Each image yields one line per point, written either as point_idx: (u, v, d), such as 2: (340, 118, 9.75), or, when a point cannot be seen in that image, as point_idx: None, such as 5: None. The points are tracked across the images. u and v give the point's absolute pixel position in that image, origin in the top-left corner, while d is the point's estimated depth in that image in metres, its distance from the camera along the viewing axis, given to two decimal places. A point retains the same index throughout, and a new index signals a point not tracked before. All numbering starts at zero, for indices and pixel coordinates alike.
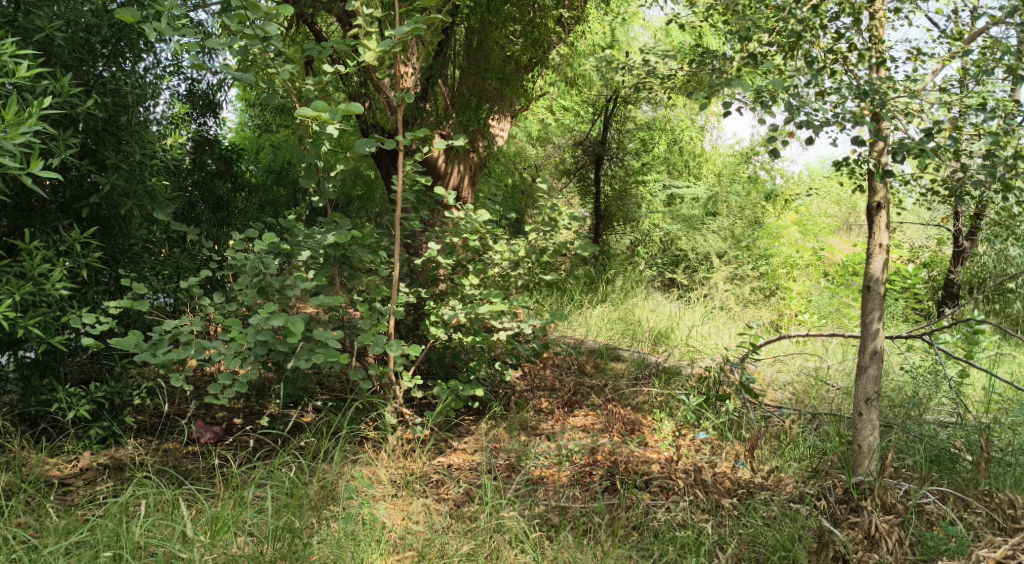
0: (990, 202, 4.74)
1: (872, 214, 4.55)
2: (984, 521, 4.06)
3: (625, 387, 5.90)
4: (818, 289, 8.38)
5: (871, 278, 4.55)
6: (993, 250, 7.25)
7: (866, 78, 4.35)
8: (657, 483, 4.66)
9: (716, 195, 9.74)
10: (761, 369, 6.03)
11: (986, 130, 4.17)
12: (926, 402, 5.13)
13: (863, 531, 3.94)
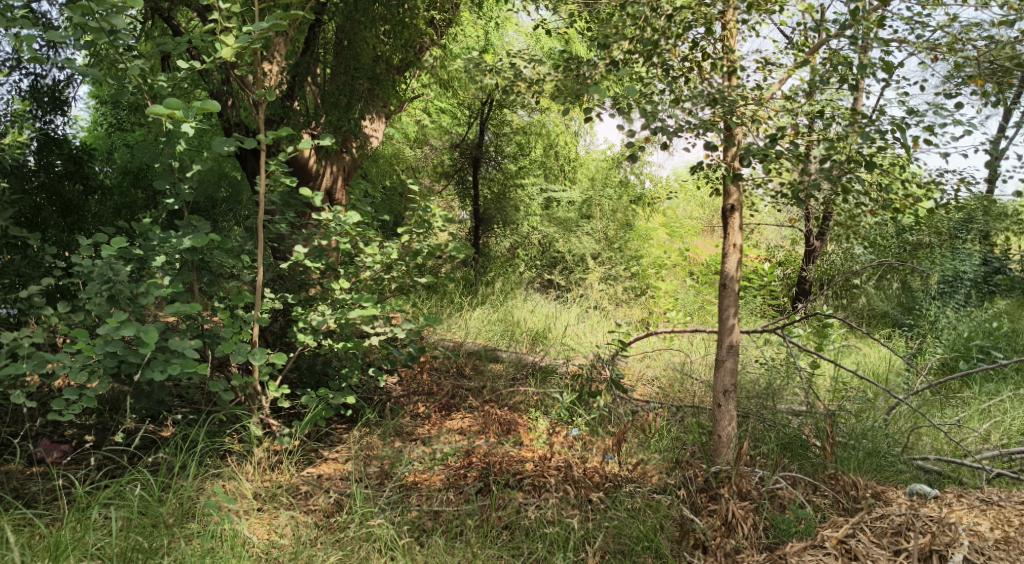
0: (833, 204, 5.04)
1: (727, 216, 4.79)
2: (830, 503, 4.34)
3: (503, 388, 5.85)
4: (684, 289, 8.57)
5: (726, 276, 4.78)
6: (841, 249, 7.73)
7: (718, 86, 4.56)
8: (530, 482, 4.64)
9: (590, 199, 9.79)
10: (630, 366, 6.24)
11: (825, 135, 4.45)
12: (779, 392, 5.43)
13: (721, 518, 4.12)
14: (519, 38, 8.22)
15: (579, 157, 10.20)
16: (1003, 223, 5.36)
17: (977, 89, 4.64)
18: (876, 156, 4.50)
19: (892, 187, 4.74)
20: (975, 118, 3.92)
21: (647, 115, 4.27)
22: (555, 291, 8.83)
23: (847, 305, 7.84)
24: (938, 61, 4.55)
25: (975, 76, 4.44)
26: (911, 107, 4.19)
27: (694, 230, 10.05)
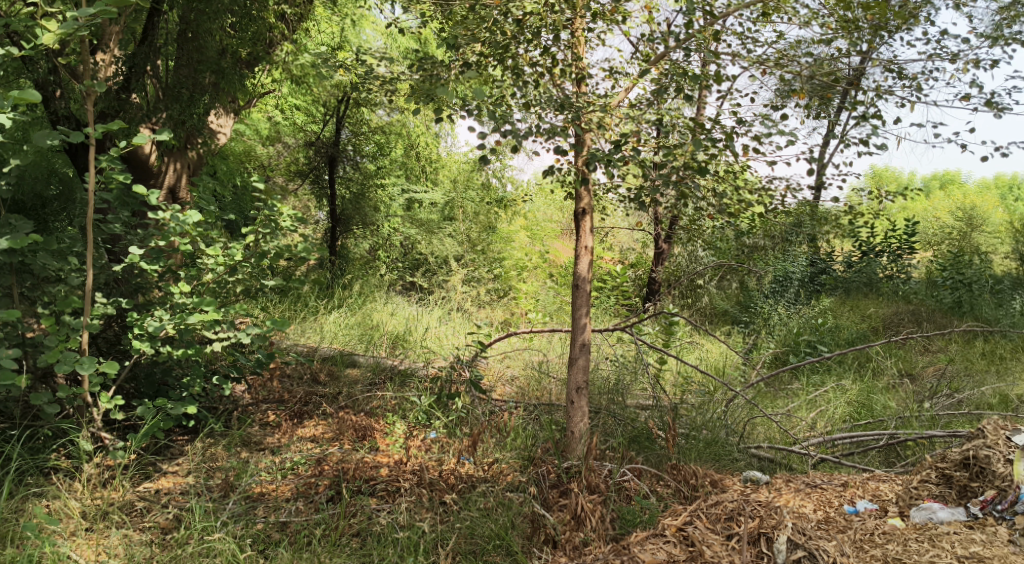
0: (676, 208, 5.27)
1: (579, 219, 4.93)
2: (672, 492, 4.55)
3: (359, 393, 5.61)
4: (545, 290, 8.92)
5: (579, 277, 4.90)
6: (685, 251, 7.75)
7: (566, 92, 4.65)
8: (383, 488, 4.54)
9: (453, 200, 9.48)
10: (491, 366, 6.25)
11: (664, 143, 4.65)
12: (628, 387, 5.63)
13: (570, 513, 4.22)
14: (377, 37, 8.09)
15: (441, 158, 9.78)
16: (826, 228, 5.78)
17: (802, 103, 4.99)
18: (711, 164, 4.75)
19: (726, 192, 5.01)
20: (796, 128, 4.22)
21: (498, 118, 4.30)
22: (417, 293, 8.76)
23: (689, 305, 7.67)
24: (767, 75, 4.86)
25: (800, 90, 4.77)
26: (741, 117, 4.46)
27: (553, 233, 10.28)
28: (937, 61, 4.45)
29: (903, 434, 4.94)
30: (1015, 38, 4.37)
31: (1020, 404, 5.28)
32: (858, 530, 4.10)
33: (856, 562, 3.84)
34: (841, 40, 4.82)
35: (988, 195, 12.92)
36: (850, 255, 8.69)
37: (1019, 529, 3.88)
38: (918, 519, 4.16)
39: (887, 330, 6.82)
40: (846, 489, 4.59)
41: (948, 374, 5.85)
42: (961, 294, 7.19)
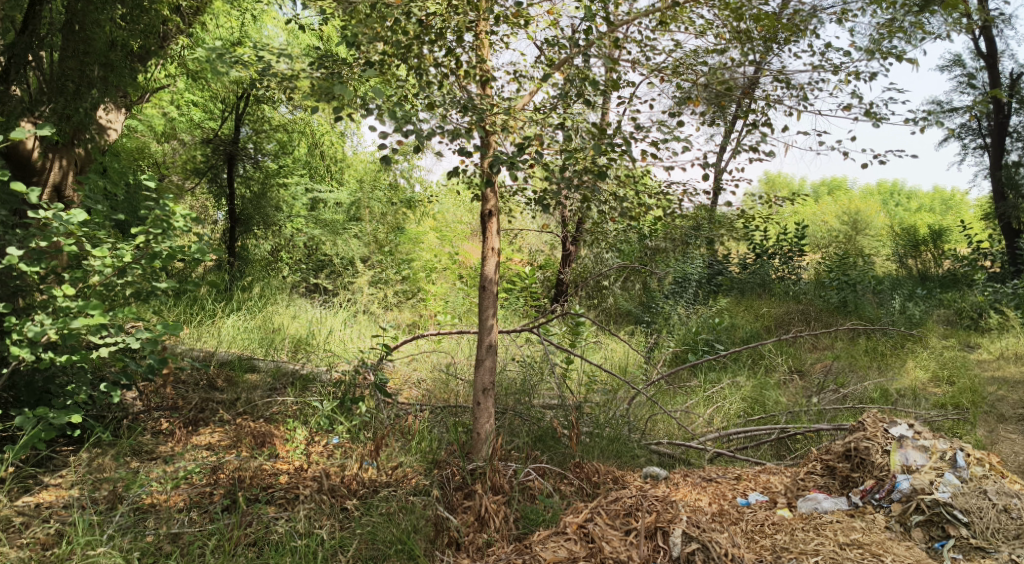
0: (579, 210, 5.34)
1: (486, 221, 4.84)
2: (575, 490, 4.62)
3: (259, 399, 5.45)
4: (454, 291, 8.87)
5: (486, 278, 4.82)
6: (592, 253, 7.64)
7: (470, 93, 4.57)
8: (282, 495, 4.42)
9: (359, 200, 9.26)
10: (398, 369, 6.10)
11: (564, 146, 4.69)
12: (534, 387, 5.64)
13: (474, 515, 4.20)
14: (280, 32, 7.92)
15: (347, 158, 9.67)
16: (723, 231, 5.97)
17: (698, 109, 5.16)
18: (612, 168, 4.83)
19: (627, 196, 5.12)
20: (690, 134, 4.35)
21: (399, 119, 4.23)
22: (321, 295, 8.57)
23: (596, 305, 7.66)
24: (665, 82, 5.00)
25: (695, 98, 4.93)
26: (639, 123, 4.58)
27: (463, 235, 10.00)
28: (822, 72, 4.69)
29: (794, 428, 5.17)
30: (891, 52, 4.65)
31: (897, 398, 5.61)
32: (749, 521, 4.26)
33: (748, 552, 3.99)
34: (734, 50, 5.01)
35: (871, 201, 13.64)
36: (745, 257, 9.01)
37: (895, 516, 4.12)
38: (804, 509, 4.36)
39: (779, 329, 7.14)
40: (740, 482, 4.77)
41: (833, 370, 6.16)
42: (846, 294, 7.56)
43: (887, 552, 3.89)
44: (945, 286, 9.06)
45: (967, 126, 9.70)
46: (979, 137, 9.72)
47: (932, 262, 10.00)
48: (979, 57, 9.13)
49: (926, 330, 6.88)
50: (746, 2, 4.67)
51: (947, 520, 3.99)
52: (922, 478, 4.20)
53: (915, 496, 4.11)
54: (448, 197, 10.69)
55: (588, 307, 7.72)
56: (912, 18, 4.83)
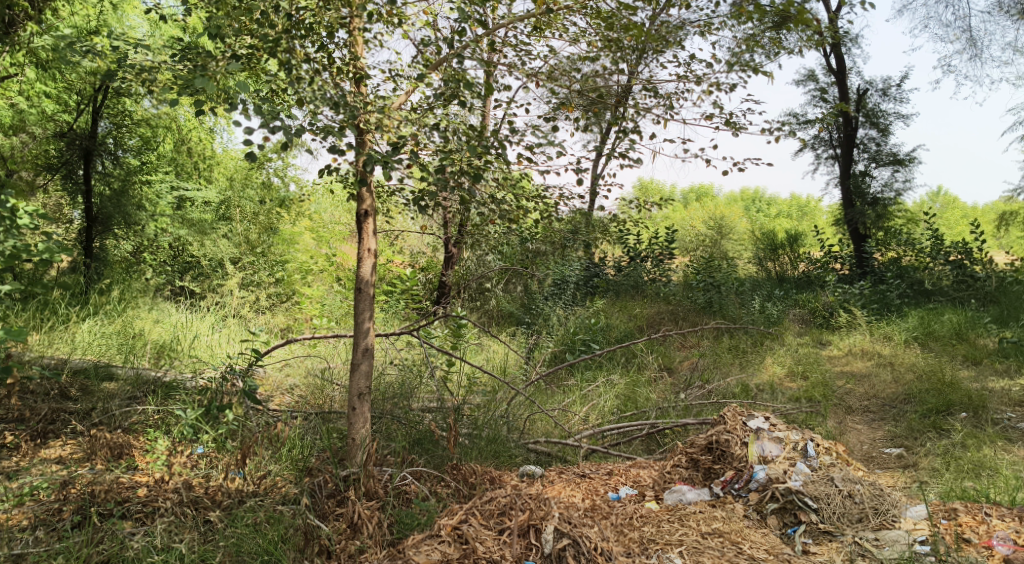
0: (457, 212, 5.28)
1: (361, 222, 4.62)
2: (451, 492, 4.51)
3: (116, 408, 5.14)
4: (331, 294, 8.70)
5: (361, 280, 4.60)
6: (473, 256, 7.27)
7: (342, 89, 4.43)
8: (139, 509, 4.19)
9: (229, 199, 8.84)
10: (269, 375, 5.86)
11: (441, 146, 4.56)
12: (413, 390, 5.42)
13: (347, 521, 4.09)
14: (143, 23, 7.56)
15: (217, 155, 9.24)
16: (598, 235, 6.10)
17: (572, 115, 5.25)
18: (488, 171, 4.79)
19: (506, 198, 5.10)
20: (562, 138, 4.41)
21: (264, 114, 4.05)
22: (188, 300, 8.23)
23: (477, 306, 7.67)
24: (539, 87, 5.03)
25: (570, 104, 5.00)
26: (513, 126, 4.60)
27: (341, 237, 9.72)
28: (686, 82, 4.90)
29: (662, 423, 5.38)
30: (749, 65, 4.93)
31: (757, 393, 5.92)
32: (619, 515, 4.35)
33: (616, 545, 4.05)
34: (606, 58, 5.12)
35: (735, 207, 14.35)
36: (621, 260, 9.27)
37: (752, 504, 4.34)
38: (669, 501, 4.53)
39: (651, 329, 7.40)
40: (611, 478, 4.90)
41: (699, 367, 6.45)
42: (711, 294, 7.89)
43: (746, 539, 4.09)
44: (800, 287, 9.70)
45: (821, 138, 10.37)
46: (831, 148, 10.42)
47: (789, 266, 10.53)
48: (832, 73, 9.78)
49: (782, 328, 7.33)
50: (616, 11, 4.78)
51: (798, 507, 4.24)
52: (777, 467, 4.46)
53: (771, 485, 4.36)
54: (324, 196, 10.44)
55: (469, 309, 7.71)
56: (769, 35, 5.12)
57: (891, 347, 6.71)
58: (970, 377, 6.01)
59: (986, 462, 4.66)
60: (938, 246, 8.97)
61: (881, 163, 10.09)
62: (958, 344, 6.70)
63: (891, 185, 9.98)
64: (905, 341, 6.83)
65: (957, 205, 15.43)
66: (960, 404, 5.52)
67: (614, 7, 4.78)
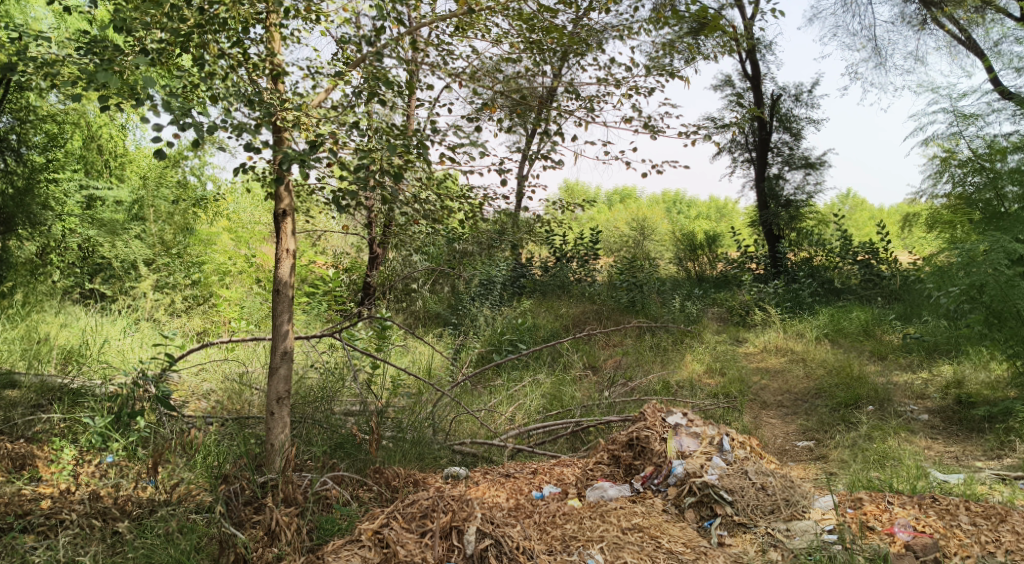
0: (380, 214, 5.22)
1: (279, 221, 4.52)
2: (373, 496, 4.44)
3: (19, 417, 4.90)
4: (250, 295, 8.53)
5: (280, 282, 4.50)
6: (400, 257, 7.04)
7: (258, 86, 4.31)
8: (42, 522, 4.02)
9: (142, 199, 8.45)
10: (184, 380, 5.66)
11: (360, 144, 4.41)
12: (335, 395, 5.31)
13: (264, 528, 3.97)
14: (48, 15, 7.19)
15: (129, 153, 8.74)
16: (524, 236, 6.12)
17: (496, 116, 5.22)
18: (410, 171, 4.67)
19: (430, 198, 5.01)
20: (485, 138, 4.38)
21: (175, 110, 3.89)
22: (98, 304, 8.02)
23: (402, 308, 7.62)
24: (463, 88, 4.91)
25: (492, 105, 4.99)
26: (436, 126, 4.54)
27: (261, 236, 9.37)
28: (606, 86, 4.99)
29: (586, 421, 5.44)
30: (666, 70, 5.06)
31: (677, 389, 6.06)
32: (542, 513, 4.38)
33: (539, 543, 4.08)
34: (528, 59, 5.14)
35: (657, 209, 14.64)
36: (547, 261, 9.34)
37: (671, 499, 4.45)
38: (591, 498, 4.59)
39: (577, 328, 7.48)
40: (536, 476, 4.91)
41: (623, 365, 6.55)
42: (634, 294, 8.04)
43: (664, 533, 4.17)
44: (718, 286, 9.98)
45: (736, 142, 10.66)
46: (746, 152, 10.72)
47: (707, 266, 10.90)
48: (748, 78, 10.07)
49: (702, 326, 7.54)
50: (538, 13, 4.81)
51: (714, 500, 4.32)
52: (694, 462, 4.57)
53: (688, 480, 4.46)
54: (243, 196, 10.23)
55: (395, 311, 7.64)
56: (686, 41, 5.26)
57: (804, 344, 6.96)
58: (876, 371, 6.31)
59: (890, 453, 4.87)
60: (847, 246, 9.44)
61: (793, 167, 10.45)
62: (865, 340, 7.04)
63: (803, 188, 10.34)
64: (817, 337, 7.11)
65: (864, 207, 16.14)
66: (866, 398, 5.77)
67: (536, 8, 4.81)
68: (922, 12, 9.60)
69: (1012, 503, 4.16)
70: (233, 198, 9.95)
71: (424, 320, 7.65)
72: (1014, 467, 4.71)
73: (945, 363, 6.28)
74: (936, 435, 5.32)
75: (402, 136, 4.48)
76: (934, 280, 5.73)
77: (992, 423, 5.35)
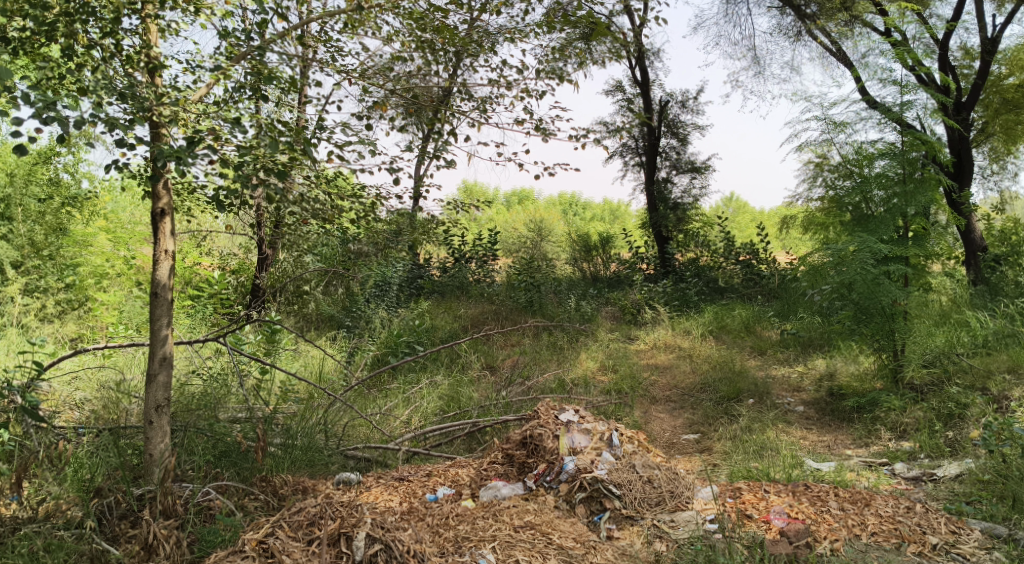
0: (268, 212, 5.06)
1: (156, 221, 4.31)
2: (260, 505, 4.33)
3: None
4: (131, 298, 8.20)
5: (158, 285, 4.30)
6: (292, 257, 6.90)
7: (133, 79, 4.09)
8: None
9: (9, 197, 7.98)
10: (55, 390, 5.35)
11: (244, 141, 4.24)
12: (221, 401, 5.12)
13: (140, 543, 3.82)
14: None
15: None
16: (421, 236, 6.07)
17: (387, 115, 5.14)
18: (297, 169, 4.56)
19: (320, 198, 4.89)
20: (374, 137, 4.31)
21: (38, 103, 3.65)
22: None
23: (293, 311, 7.48)
24: (351, 85, 4.76)
25: (383, 105, 4.91)
26: (323, 123, 4.43)
27: (143, 235, 8.81)
28: (498, 87, 5.02)
29: (483, 422, 5.44)
30: (557, 73, 5.14)
31: (571, 387, 6.18)
32: (434, 516, 4.35)
33: (431, 546, 4.01)
34: (421, 59, 5.09)
35: (553, 210, 14.84)
36: (445, 261, 9.34)
37: (562, 495, 4.50)
38: (485, 498, 4.60)
39: (476, 328, 7.53)
40: (430, 478, 4.88)
41: (519, 365, 6.64)
42: (532, 294, 8.14)
43: (555, 529, 4.19)
44: (612, 286, 10.24)
45: (627, 146, 10.94)
46: (637, 155, 11.02)
47: (602, 267, 11.14)
48: (641, 83, 10.34)
49: (595, 325, 7.71)
50: (428, 12, 4.78)
51: (603, 494, 4.44)
52: (585, 458, 4.65)
53: (579, 476, 4.53)
54: (122, 195, 9.83)
55: (286, 314, 7.47)
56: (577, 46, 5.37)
57: (690, 340, 7.23)
58: (756, 366, 6.64)
59: (768, 444, 5.11)
60: (729, 248, 9.92)
61: (681, 170, 10.81)
62: (747, 335, 7.40)
63: (690, 191, 10.72)
64: (702, 334, 7.40)
65: (747, 208, 16.89)
66: (747, 391, 6.06)
67: (428, 8, 4.77)
68: (798, 24, 10.10)
69: (876, 488, 4.43)
70: (110, 197, 9.47)
71: (317, 323, 7.56)
72: (879, 454, 5.04)
73: (818, 357, 6.67)
74: (810, 425, 5.64)
75: (288, 133, 4.34)
76: (809, 278, 6.06)
77: (860, 412, 5.71)
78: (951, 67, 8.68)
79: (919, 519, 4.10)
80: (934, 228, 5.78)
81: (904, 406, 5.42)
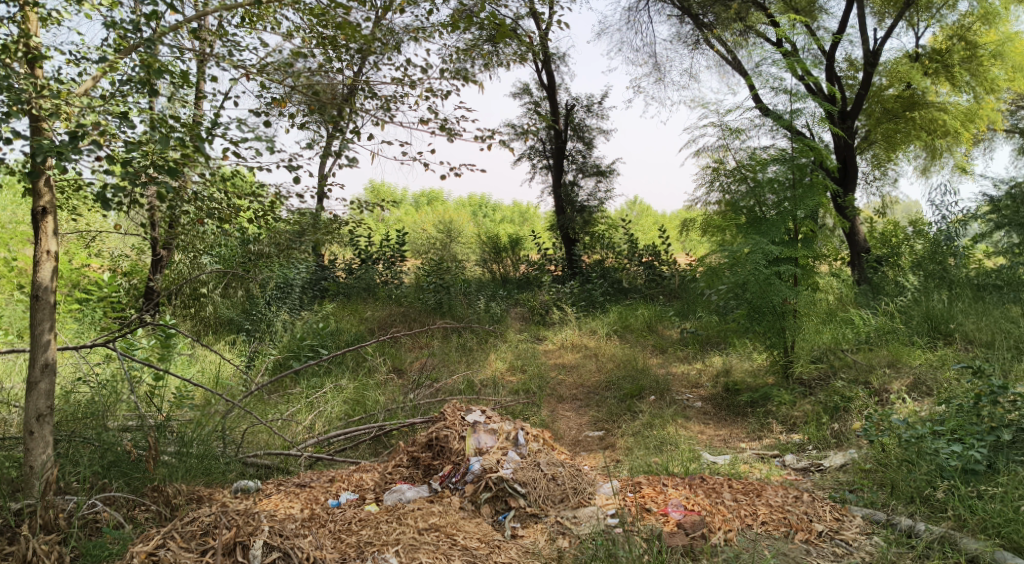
0: (160, 212, 4.87)
1: (38, 219, 4.08)
2: (151, 516, 4.16)
3: None
4: (11, 302, 7.74)
5: (39, 287, 4.07)
6: (188, 258, 6.67)
7: (11, 70, 3.86)
8: None
9: None
10: None
11: (134, 136, 4.07)
12: (111, 409, 4.89)
13: (17, 560, 3.62)
14: None
15: None
16: (325, 237, 5.97)
17: (287, 111, 5.02)
18: (190, 167, 4.40)
19: (215, 197, 4.74)
20: (271, 134, 4.21)
21: None
22: None
23: (190, 315, 7.23)
24: (248, 81, 4.63)
25: (281, 102, 4.80)
26: (217, 119, 4.30)
27: (25, 236, 8.35)
28: (402, 86, 4.99)
29: (389, 425, 5.37)
30: (461, 73, 5.15)
31: (479, 388, 6.20)
32: (337, 521, 4.27)
33: (331, 552, 3.94)
34: (322, 56, 5.00)
35: (461, 212, 14.85)
36: (351, 262, 9.21)
37: (467, 496, 4.50)
38: (389, 502, 4.55)
39: (382, 330, 7.46)
40: (333, 484, 4.79)
41: (428, 367, 6.61)
42: (440, 295, 8.13)
43: (460, 530, 4.18)
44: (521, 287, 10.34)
45: (536, 148, 11.05)
46: (545, 158, 11.14)
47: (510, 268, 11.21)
48: (550, 87, 10.47)
49: (504, 325, 7.77)
50: (329, 8, 4.70)
51: (508, 493, 4.46)
52: (490, 458, 4.67)
53: (484, 476, 4.54)
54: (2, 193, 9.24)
55: (182, 318, 7.22)
56: (481, 47, 5.40)
57: (596, 340, 7.37)
58: (658, 363, 6.83)
59: (668, 439, 5.26)
60: (633, 249, 10.17)
61: (587, 174, 10.99)
62: (649, 334, 7.60)
63: (596, 194, 10.91)
64: (607, 334, 7.56)
65: (650, 212, 17.35)
66: (648, 388, 6.23)
67: (328, 4, 4.70)
68: (696, 32, 10.47)
69: (767, 479, 4.63)
70: None
71: (215, 327, 7.33)
72: (770, 447, 5.27)
73: (715, 355, 6.92)
74: (708, 420, 5.84)
75: (181, 129, 4.19)
76: (706, 278, 6.28)
77: (753, 407, 5.95)
78: (837, 78, 9.15)
79: (806, 507, 4.29)
80: (821, 230, 6.07)
81: (794, 399, 5.68)
